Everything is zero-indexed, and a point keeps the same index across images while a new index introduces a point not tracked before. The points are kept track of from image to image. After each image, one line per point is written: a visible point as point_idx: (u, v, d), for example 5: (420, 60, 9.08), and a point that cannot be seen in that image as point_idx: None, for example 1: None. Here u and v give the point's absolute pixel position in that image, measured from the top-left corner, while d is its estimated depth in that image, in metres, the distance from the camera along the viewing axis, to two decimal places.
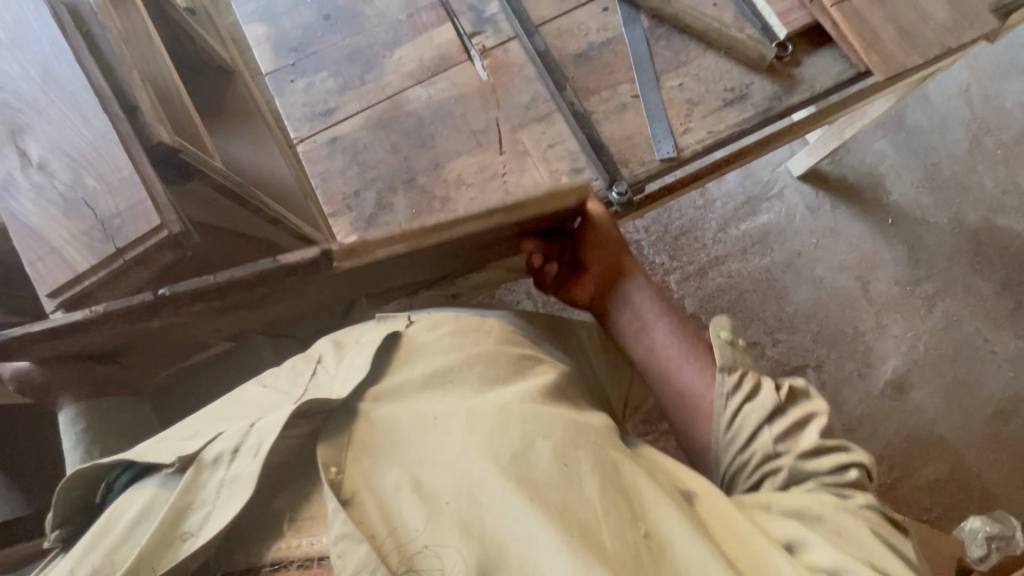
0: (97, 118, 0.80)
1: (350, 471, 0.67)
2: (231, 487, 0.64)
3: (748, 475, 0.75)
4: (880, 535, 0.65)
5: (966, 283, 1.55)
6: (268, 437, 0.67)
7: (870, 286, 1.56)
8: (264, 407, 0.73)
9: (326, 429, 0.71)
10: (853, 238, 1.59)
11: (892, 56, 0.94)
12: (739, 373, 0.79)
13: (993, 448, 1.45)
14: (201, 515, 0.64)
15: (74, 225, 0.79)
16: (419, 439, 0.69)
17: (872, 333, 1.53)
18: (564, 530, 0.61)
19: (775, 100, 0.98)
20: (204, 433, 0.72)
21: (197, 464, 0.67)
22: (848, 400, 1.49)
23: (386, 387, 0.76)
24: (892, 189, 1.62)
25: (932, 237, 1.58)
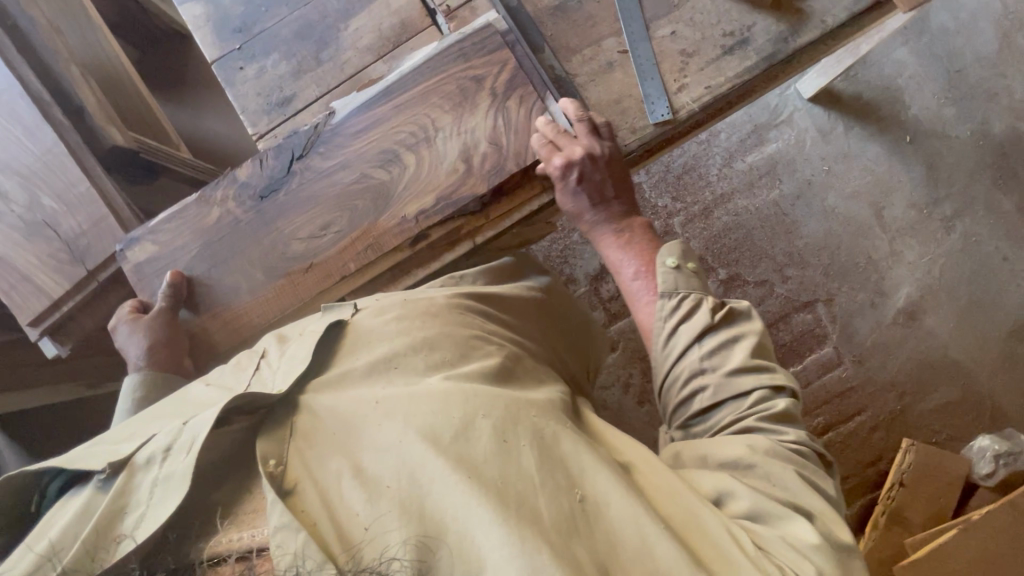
0: (45, 142, 1.04)
1: (293, 463, 0.66)
2: (168, 483, 0.64)
3: (679, 388, 0.81)
4: (803, 477, 0.70)
5: (987, 200, 1.47)
6: (201, 431, 0.67)
7: (884, 212, 1.48)
8: (203, 405, 0.76)
9: (265, 423, 0.71)
10: (868, 160, 1.50)
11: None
12: (680, 296, 0.83)
13: (1006, 368, 1.44)
14: (135, 516, 0.64)
15: (39, 244, 1.03)
16: (365, 426, 0.69)
17: (885, 262, 1.48)
18: (502, 507, 0.61)
19: (781, 42, 0.88)
20: (135, 438, 0.72)
21: (129, 467, 0.67)
22: (859, 330, 1.47)
23: (329, 376, 0.75)
24: (911, 103, 1.50)
25: (953, 152, 1.48)
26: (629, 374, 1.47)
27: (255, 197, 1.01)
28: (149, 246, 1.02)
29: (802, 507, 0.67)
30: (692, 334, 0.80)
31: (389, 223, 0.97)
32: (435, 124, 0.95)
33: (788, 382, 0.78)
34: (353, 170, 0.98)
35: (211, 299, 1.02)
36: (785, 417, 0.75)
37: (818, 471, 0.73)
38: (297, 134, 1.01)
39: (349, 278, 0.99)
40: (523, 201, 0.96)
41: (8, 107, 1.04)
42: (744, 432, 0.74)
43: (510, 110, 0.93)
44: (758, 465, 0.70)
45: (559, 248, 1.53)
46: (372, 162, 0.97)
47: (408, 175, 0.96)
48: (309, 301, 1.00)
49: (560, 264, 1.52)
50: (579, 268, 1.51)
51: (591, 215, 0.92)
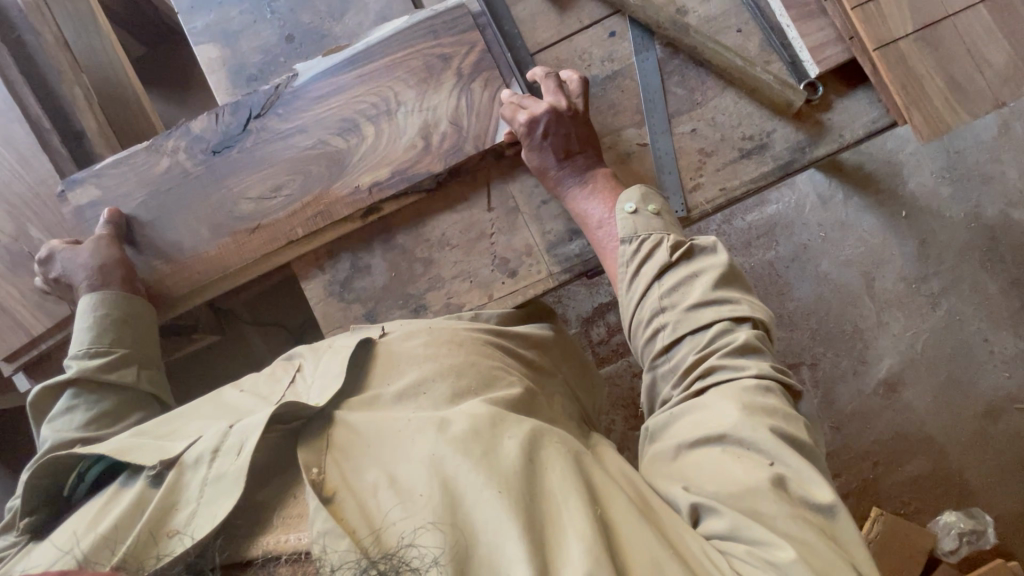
0: (39, 172, 1.03)
1: (331, 471, 0.66)
2: (219, 482, 0.65)
3: (643, 330, 0.80)
4: (780, 431, 0.66)
5: (974, 280, 1.50)
6: (250, 435, 0.68)
7: (875, 282, 1.51)
8: (245, 411, 0.79)
9: (306, 434, 0.72)
10: (864, 230, 1.52)
11: (936, 116, 0.81)
12: (642, 239, 0.82)
13: (978, 446, 1.47)
14: (187, 512, 0.64)
15: (21, 280, 1.02)
16: (395, 441, 0.69)
17: (872, 331, 1.50)
18: (527, 523, 0.60)
19: (799, 151, 0.89)
20: (185, 436, 0.74)
21: (179, 466, 0.68)
22: (840, 397, 1.49)
23: (363, 400, 0.76)
24: (910, 177, 1.53)
25: (945, 230, 1.52)
26: (611, 421, 1.47)
27: (207, 151, 1.01)
28: (93, 190, 1.02)
29: (777, 473, 0.63)
30: (648, 280, 0.80)
31: (341, 193, 0.98)
32: (398, 99, 0.98)
33: (749, 313, 0.75)
34: (318, 147, 0.99)
35: (162, 249, 1.01)
36: (748, 351, 0.73)
37: (792, 414, 0.69)
38: (257, 94, 1.02)
39: (294, 242, 0.99)
40: (530, 284, 0.95)
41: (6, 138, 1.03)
42: (705, 373, 0.73)
43: (474, 92, 0.96)
44: (725, 438, 0.67)
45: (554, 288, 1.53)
46: (331, 129, 0.99)
47: (366, 144, 0.98)
48: (252, 262, 1.00)
49: (553, 303, 1.52)
50: (572, 309, 1.51)
51: (557, 172, 0.91)
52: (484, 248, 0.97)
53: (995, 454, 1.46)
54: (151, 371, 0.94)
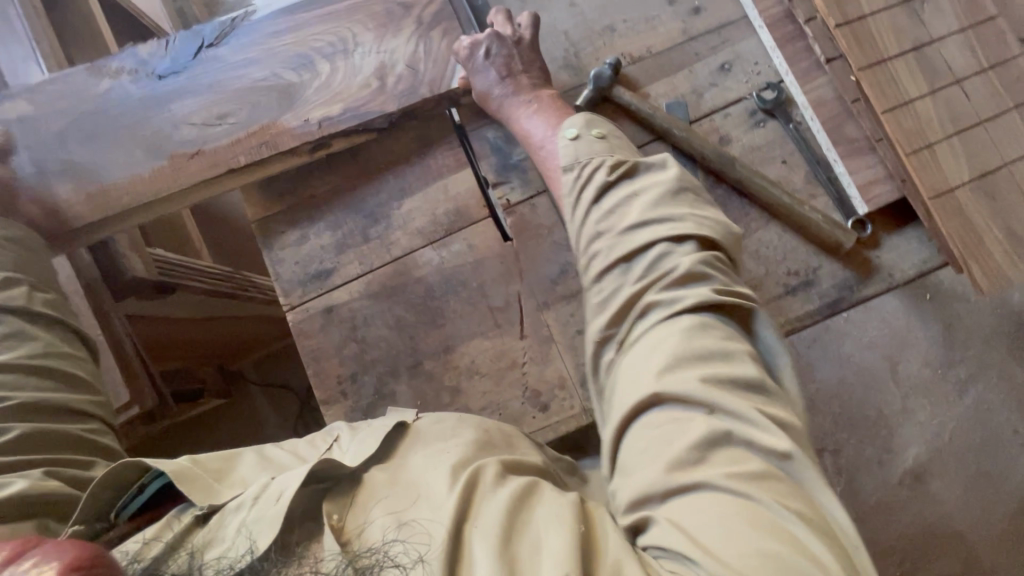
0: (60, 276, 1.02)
1: (349, 519, 0.64)
2: (258, 522, 0.61)
3: (584, 262, 0.75)
4: (725, 380, 0.60)
5: (1003, 369, 1.46)
6: (291, 482, 0.64)
7: (900, 367, 1.46)
8: (281, 468, 0.73)
9: (333, 493, 0.67)
10: (887, 312, 1.46)
11: (996, 270, 0.82)
12: (590, 162, 0.79)
13: (1010, 544, 1.40)
14: (224, 550, 0.61)
15: None
16: (409, 486, 0.66)
17: (897, 418, 1.45)
18: (508, 538, 0.57)
19: (845, 290, 0.88)
20: (238, 480, 0.71)
21: (224, 511, 0.65)
22: (865, 486, 1.44)
23: (390, 461, 0.70)
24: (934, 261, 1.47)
25: (972, 316, 1.48)
26: None
27: (151, 76, 1.00)
28: (22, 104, 0.99)
29: (718, 428, 0.58)
30: (591, 215, 0.76)
31: (289, 124, 0.96)
32: (356, 40, 1.00)
33: (694, 231, 0.68)
34: (351, 256, 0.95)
35: (81, 171, 0.97)
36: (695, 279, 0.66)
37: (736, 355, 0.62)
38: (210, 25, 1.03)
39: (237, 171, 0.96)
40: (563, 420, 0.87)
41: None
42: (640, 301, 0.68)
43: (433, 39, 0.99)
44: (659, 397, 0.61)
45: None
46: (346, 175, 0.98)
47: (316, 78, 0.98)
48: (193, 186, 0.96)
49: None
50: None
51: (499, 95, 0.92)
52: (514, 378, 0.89)
53: None
54: (49, 293, 0.87)
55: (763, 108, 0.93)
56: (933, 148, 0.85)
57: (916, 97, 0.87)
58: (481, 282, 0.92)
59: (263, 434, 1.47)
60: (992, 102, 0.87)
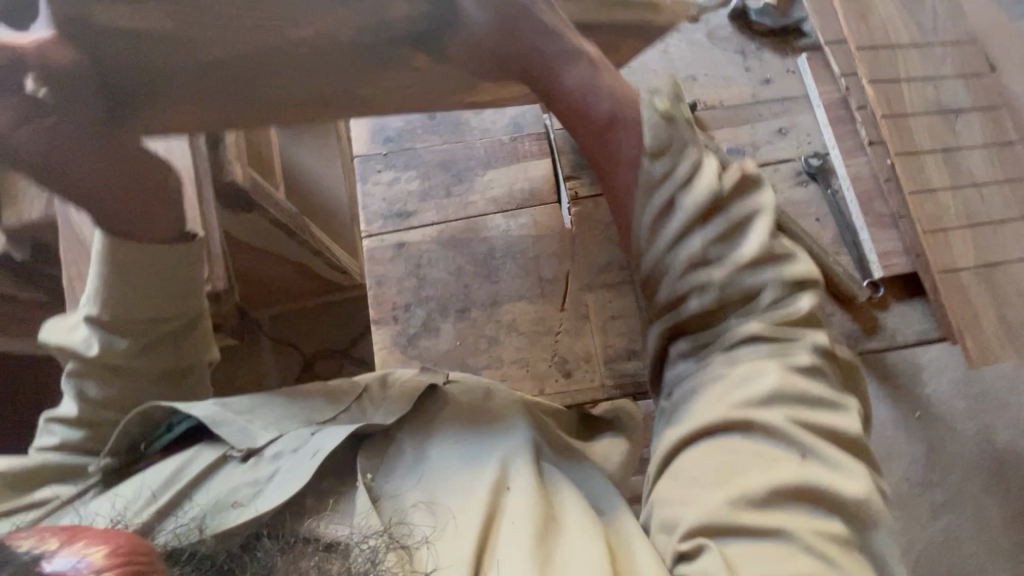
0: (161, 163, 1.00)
1: (380, 481, 0.69)
2: (285, 474, 0.67)
3: (675, 279, 0.69)
4: (835, 431, 0.61)
5: (975, 503, 1.49)
6: (322, 441, 0.70)
7: (879, 474, 1.50)
8: (313, 409, 0.79)
9: (362, 447, 0.72)
10: (878, 421, 1.50)
11: (984, 344, 0.92)
12: (682, 150, 0.70)
13: None
14: (251, 490, 0.68)
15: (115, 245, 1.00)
16: (440, 464, 0.70)
17: None
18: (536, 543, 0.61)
19: (851, 339, 0.94)
20: (270, 424, 0.76)
21: (253, 455, 0.72)
22: None
23: (422, 425, 0.75)
24: (932, 383, 1.48)
25: (958, 442, 1.50)
26: None
27: None
28: None
29: (806, 472, 0.58)
30: (694, 218, 0.68)
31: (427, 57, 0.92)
32: None
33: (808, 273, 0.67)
34: (431, 205, 1.00)
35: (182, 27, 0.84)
36: (803, 321, 0.67)
37: (839, 396, 0.64)
38: None
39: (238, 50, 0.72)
40: (581, 390, 0.89)
41: None
42: (745, 337, 0.66)
43: None
44: (732, 423, 0.62)
45: None
46: (446, 139, 1.04)
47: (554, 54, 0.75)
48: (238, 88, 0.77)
49: None
50: None
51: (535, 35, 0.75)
52: (547, 343, 0.92)
53: None
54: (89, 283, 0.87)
55: (808, 170, 1.03)
56: (947, 232, 0.98)
57: (938, 188, 1.01)
58: (537, 255, 0.96)
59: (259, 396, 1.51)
60: (1002, 208, 1.02)
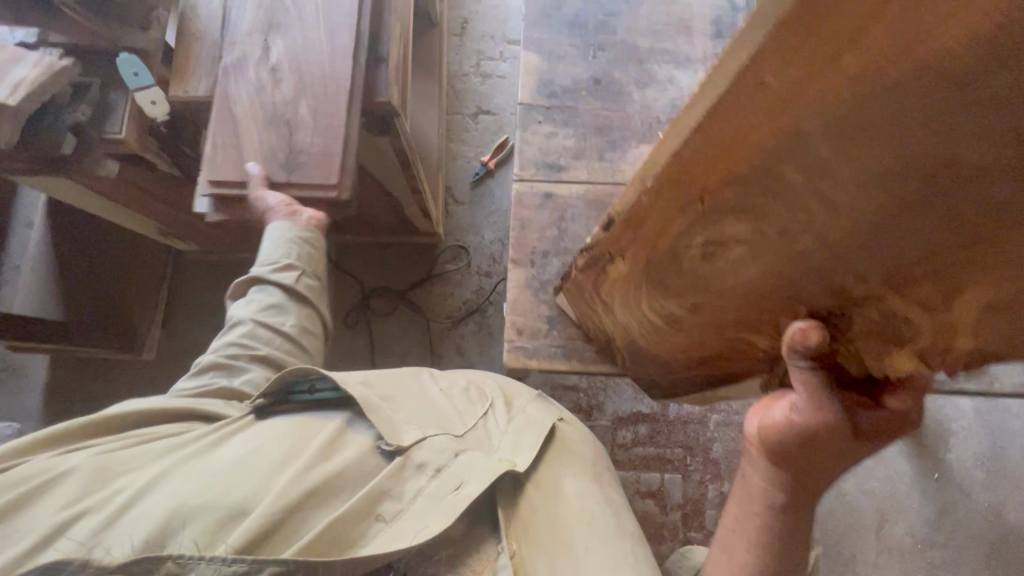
0: (342, 70, 0.87)
1: (524, 553, 0.67)
2: (438, 503, 0.65)
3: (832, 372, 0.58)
4: None
5: (973, 572, 1.50)
6: (472, 475, 0.68)
7: (885, 524, 1.54)
8: (446, 419, 0.77)
9: (500, 488, 0.71)
10: (894, 472, 1.57)
11: None
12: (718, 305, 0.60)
13: None
14: (400, 504, 0.66)
15: (265, 137, 0.88)
16: (564, 543, 0.69)
17: (864, 567, 1.52)
18: None
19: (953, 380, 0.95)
20: (414, 420, 0.74)
21: (403, 460, 0.69)
22: None
23: (539, 481, 0.74)
24: (951, 448, 1.58)
25: (967, 514, 1.54)
26: None
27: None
28: None
29: None
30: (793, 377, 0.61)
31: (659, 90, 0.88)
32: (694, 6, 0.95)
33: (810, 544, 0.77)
34: (584, 164, 0.89)
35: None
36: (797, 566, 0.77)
37: None
38: None
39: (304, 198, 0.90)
40: None
41: (332, 27, 0.90)
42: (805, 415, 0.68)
43: None
44: None
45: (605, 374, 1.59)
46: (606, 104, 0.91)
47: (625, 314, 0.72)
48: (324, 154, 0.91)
49: (599, 389, 1.58)
50: (612, 402, 1.57)
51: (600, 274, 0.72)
52: None
53: None
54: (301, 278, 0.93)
55: None
56: None
57: None
58: None
59: None
60: None
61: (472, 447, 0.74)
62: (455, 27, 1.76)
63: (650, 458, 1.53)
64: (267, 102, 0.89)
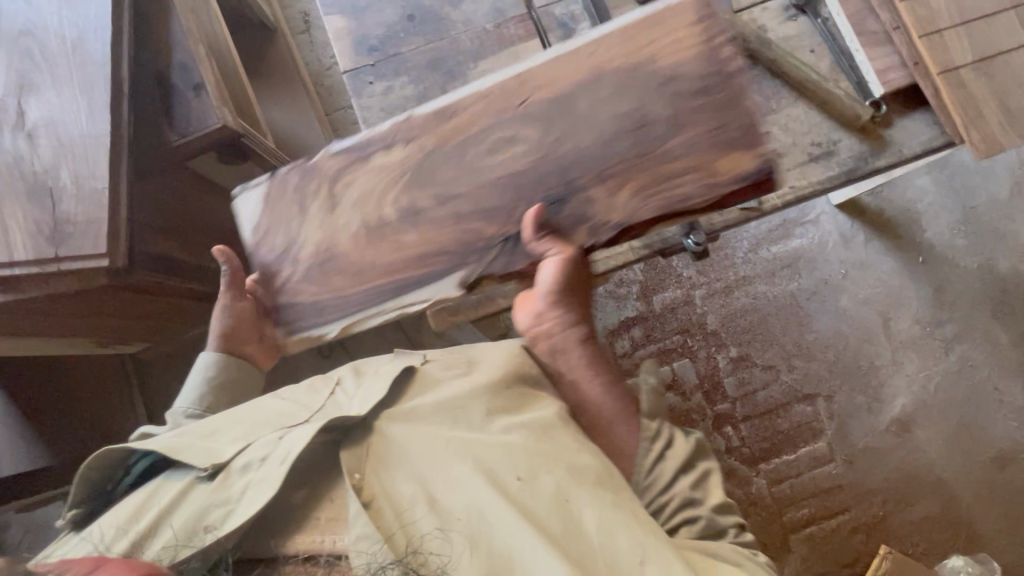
0: (101, 116, 0.83)
1: (370, 478, 0.66)
2: (261, 485, 0.63)
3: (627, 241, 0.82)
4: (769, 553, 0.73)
5: (986, 329, 1.56)
6: (295, 446, 0.65)
7: (891, 322, 1.57)
8: (284, 416, 0.73)
9: (344, 442, 0.69)
10: (882, 272, 1.60)
11: (992, 135, 0.89)
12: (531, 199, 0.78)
13: (987, 495, 1.48)
14: (223, 512, 0.63)
15: (28, 212, 0.82)
16: (429, 456, 0.67)
17: (886, 369, 1.55)
18: (486, 533, 0.61)
19: (862, 161, 0.93)
20: (233, 439, 0.71)
21: (226, 471, 0.67)
22: (854, 431, 1.52)
23: (400, 409, 0.72)
24: (927, 227, 1.62)
25: (960, 279, 1.59)
26: None
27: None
28: None
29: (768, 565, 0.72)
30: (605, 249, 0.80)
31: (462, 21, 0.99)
32: None
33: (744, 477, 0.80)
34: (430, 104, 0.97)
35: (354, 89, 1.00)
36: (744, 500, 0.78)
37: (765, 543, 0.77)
38: None
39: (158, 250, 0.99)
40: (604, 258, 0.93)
41: (87, 74, 0.85)
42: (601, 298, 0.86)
43: None
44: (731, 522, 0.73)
45: None
46: (430, 39, 1.00)
47: (314, 237, 0.88)
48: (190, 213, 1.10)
49: None
50: (597, 320, 1.57)
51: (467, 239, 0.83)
52: None
53: (1005, 501, 1.47)
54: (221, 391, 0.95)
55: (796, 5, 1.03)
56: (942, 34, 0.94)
57: None
58: None
59: (293, 365, 1.54)
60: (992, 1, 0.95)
61: (301, 423, 0.71)
62: (298, 25, 1.67)
63: (653, 355, 1.55)
64: (23, 171, 0.83)
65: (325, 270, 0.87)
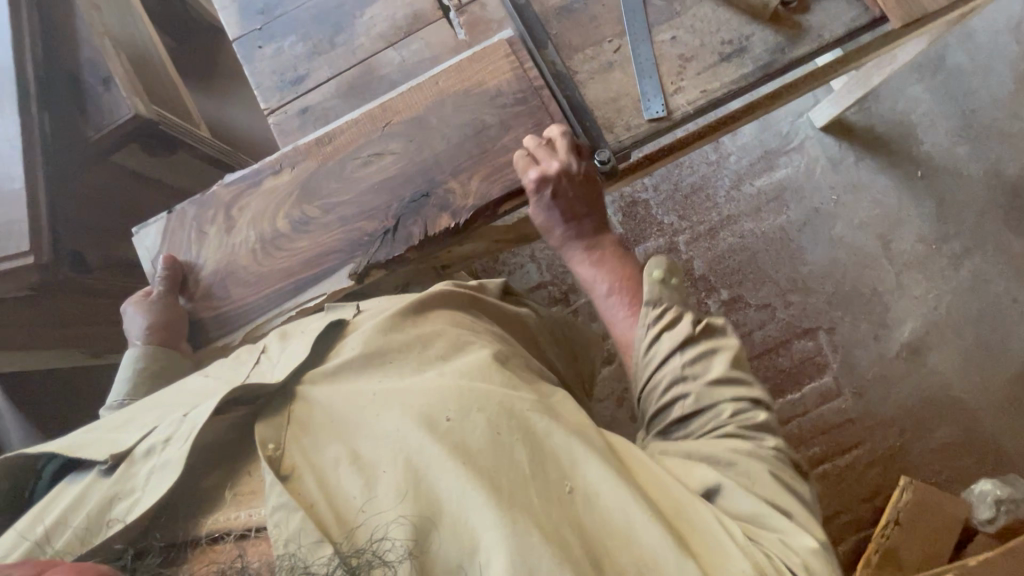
0: (8, 131, 1.08)
1: (289, 448, 0.64)
2: (167, 468, 0.63)
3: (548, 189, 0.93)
4: (780, 478, 0.68)
5: (998, 239, 1.46)
6: (199, 422, 0.65)
7: (892, 244, 1.48)
8: (201, 397, 0.73)
9: (262, 410, 0.69)
10: (877, 193, 1.50)
11: (915, 4, 0.85)
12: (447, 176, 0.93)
13: (1012, 412, 1.39)
14: (130, 502, 0.62)
15: None
16: (360, 414, 0.67)
17: (891, 293, 1.47)
18: (416, 486, 0.61)
19: (778, 53, 0.89)
20: (138, 428, 0.70)
21: (128, 459, 0.66)
22: (861, 361, 1.45)
23: (327, 366, 0.73)
24: (924, 138, 1.51)
25: (965, 189, 1.48)
26: (624, 389, 1.46)
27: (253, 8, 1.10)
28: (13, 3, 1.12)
29: (780, 506, 0.66)
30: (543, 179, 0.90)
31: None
32: None
33: (764, 395, 0.75)
34: (322, 61, 1.06)
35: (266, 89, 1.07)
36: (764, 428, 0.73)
37: (796, 477, 0.71)
38: None
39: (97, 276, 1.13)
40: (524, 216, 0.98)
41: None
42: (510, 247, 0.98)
43: None
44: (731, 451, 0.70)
45: (562, 258, 1.56)
46: None
47: (213, 260, 1.02)
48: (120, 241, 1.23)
49: (563, 274, 1.55)
50: (580, 278, 1.54)
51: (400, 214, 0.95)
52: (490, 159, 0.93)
53: None
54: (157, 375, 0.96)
55: None
56: None
57: None
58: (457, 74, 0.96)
59: None
60: None
61: (211, 398, 0.70)
62: None
63: None
64: None
65: (226, 284, 1.01)
